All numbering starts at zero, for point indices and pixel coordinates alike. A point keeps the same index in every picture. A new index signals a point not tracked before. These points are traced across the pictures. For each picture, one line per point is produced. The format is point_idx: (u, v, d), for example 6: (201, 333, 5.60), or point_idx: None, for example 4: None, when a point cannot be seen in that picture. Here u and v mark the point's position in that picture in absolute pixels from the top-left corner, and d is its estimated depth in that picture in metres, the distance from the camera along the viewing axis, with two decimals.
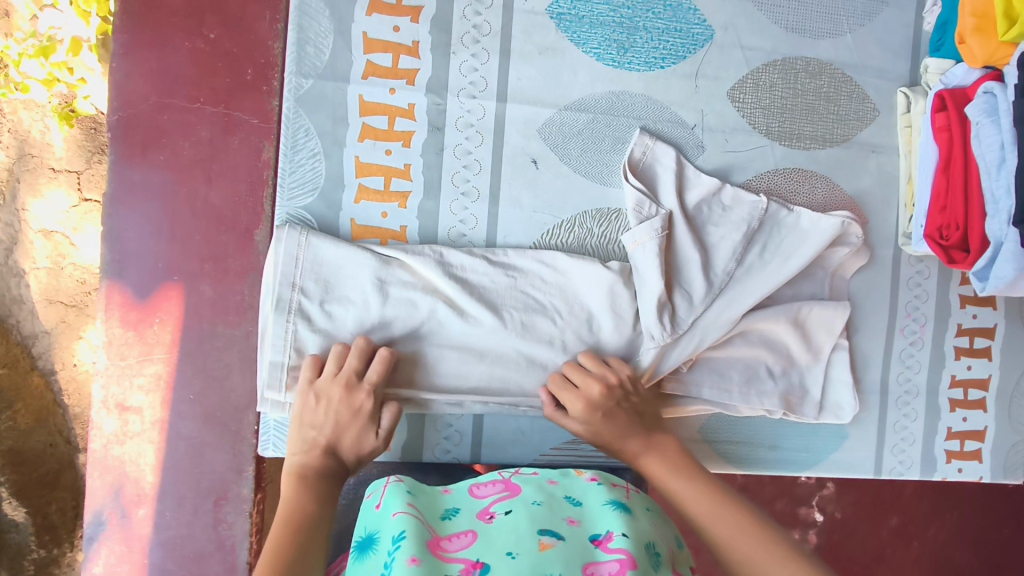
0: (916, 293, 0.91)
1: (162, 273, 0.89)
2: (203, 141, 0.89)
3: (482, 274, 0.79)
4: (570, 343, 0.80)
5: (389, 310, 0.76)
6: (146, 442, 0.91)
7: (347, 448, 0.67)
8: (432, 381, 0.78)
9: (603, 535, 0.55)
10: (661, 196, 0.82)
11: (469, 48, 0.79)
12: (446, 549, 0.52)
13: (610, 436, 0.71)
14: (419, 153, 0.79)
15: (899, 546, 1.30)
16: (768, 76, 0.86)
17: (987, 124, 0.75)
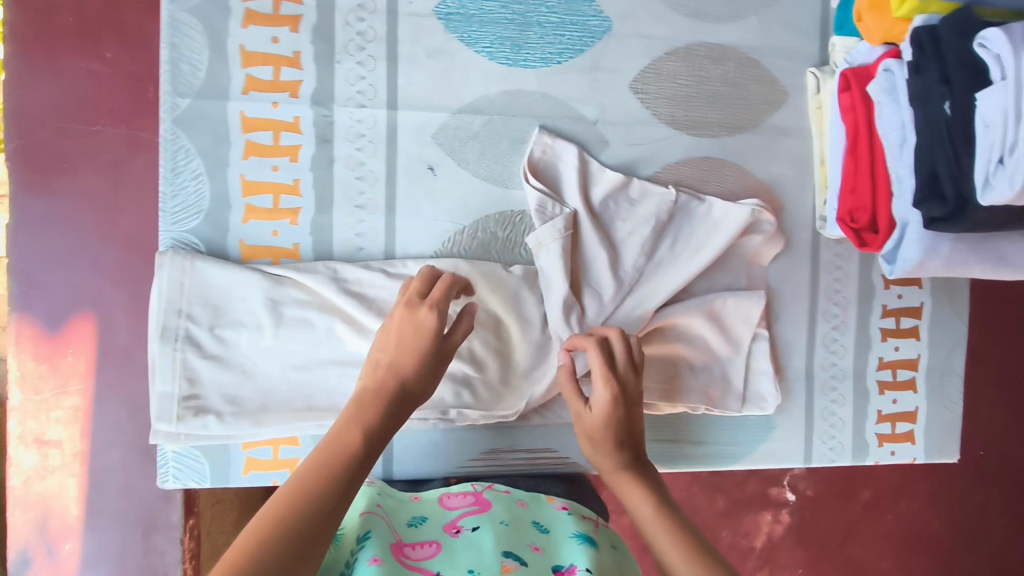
0: (837, 276, 0.89)
1: (74, 302, 0.82)
2: (107, 164, 0.82)
3: (379, 288, 0.76)
4: (477, 352, 0.78)
5: (283, 332, 0.75)
6: (71, 476, 0.81)
7: (427, 376, 0.62)
8: (336, 402, 0.76)
9: (566, 566, 0.59)
10: (565, 195, 0.80)
11: (354, 56, 0.76)
12: (408, 557, 0.59)
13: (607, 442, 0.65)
14: (308, 167, 0.76)
15: (872, 518, 1.31)
16: (671, 64, 0.84)
17: (888, 102, 0.73)
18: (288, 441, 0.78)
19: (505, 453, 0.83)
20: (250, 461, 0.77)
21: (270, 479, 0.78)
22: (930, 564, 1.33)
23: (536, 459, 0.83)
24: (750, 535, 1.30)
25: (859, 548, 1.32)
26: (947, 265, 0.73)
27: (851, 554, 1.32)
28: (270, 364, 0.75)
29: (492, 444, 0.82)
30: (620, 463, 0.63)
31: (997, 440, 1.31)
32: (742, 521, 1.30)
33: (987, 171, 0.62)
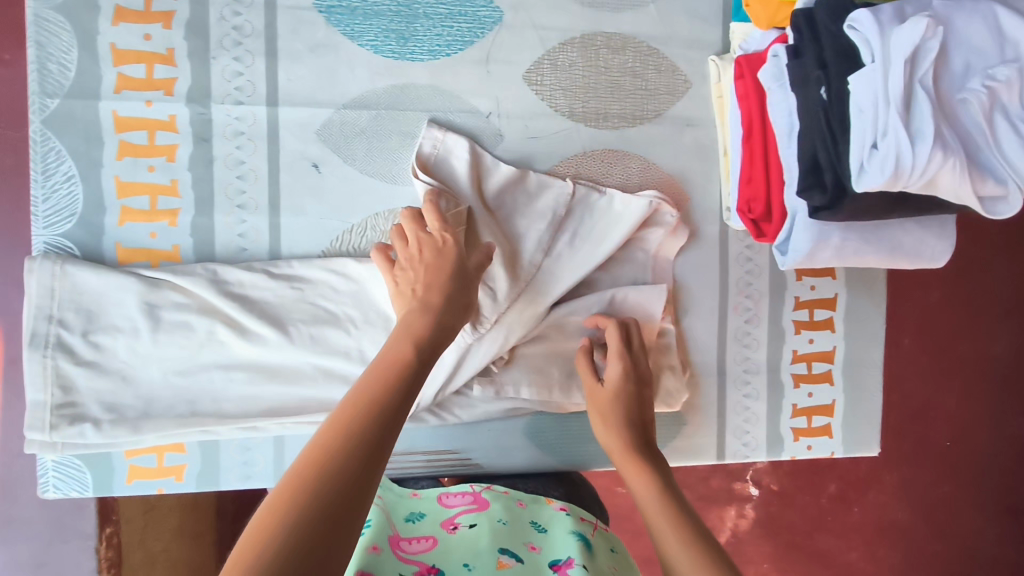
0: (748, 269, 0.87)
1: None
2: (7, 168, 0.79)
3: (263, 289, 0.75)
4: (367, 352, 0.77)
5: (162, 336, 0.73)
6: None
7: (463, 290, 0.66)
8: (221, 407, 0.75)
9: (562, 560, 0.62)
10: (461, 189, 0.77)
11: (230, 52, 0.74)
12: (404, 550, 0.63)
13: (616, 421, 0.73)
14: (186, 167, 0.74)
15: (839, 511, 1.31)
16: (567, 54, 0.81)
17: (775, 89, 0.70)
18: (173, 448, 0.77)
19: (401, 455, 0.83)
20: (133, 469, 0.76)
21: (154, 486, 0.77)
22: (896, 556, 1.31)
23: (435, 461, 0.83)
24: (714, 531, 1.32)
25: (826, 541, 1.32)
26: (839, 254, 0.72)
27: (819, 548, 1.32)
28: (151, 368, 0.74)
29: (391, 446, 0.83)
30: (632, 446, 0.70)
31: (963, 430, 1.28)
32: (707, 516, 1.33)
33: (861, 157, 0.60)
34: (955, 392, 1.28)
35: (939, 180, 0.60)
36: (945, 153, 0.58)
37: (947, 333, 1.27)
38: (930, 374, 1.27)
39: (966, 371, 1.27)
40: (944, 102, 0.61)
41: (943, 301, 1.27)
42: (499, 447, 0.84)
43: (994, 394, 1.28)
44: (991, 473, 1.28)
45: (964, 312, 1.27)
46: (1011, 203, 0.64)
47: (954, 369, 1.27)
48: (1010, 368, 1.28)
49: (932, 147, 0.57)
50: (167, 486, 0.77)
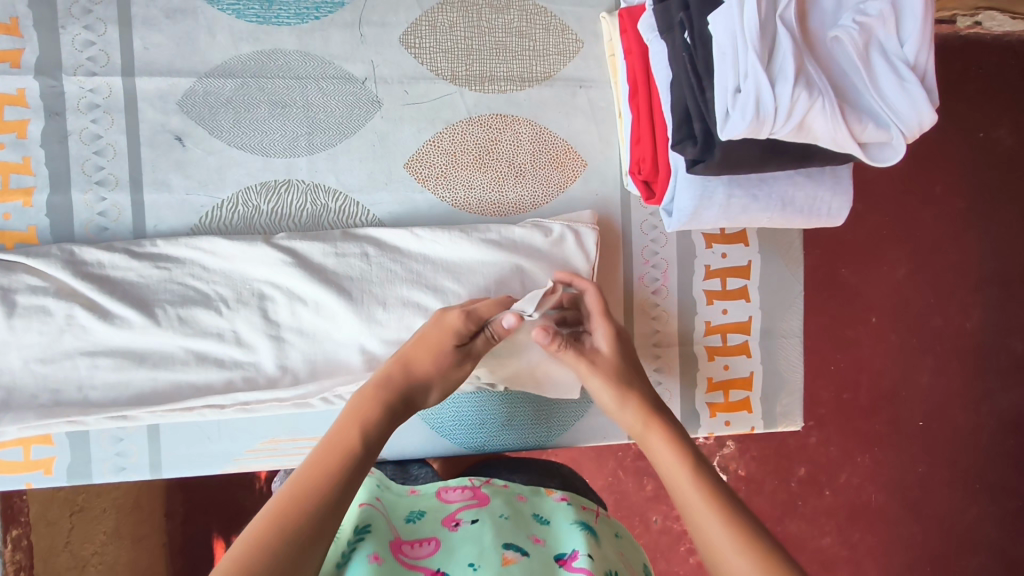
0: (654, 237, 0.83)
1: None
2: None
3: (125, 269, 0.70)
4: (243, 333, 0.71)
5: (17, 323, 0.66)
6: None
7: (428, 372, 0.63)
8: (86, 395, 0.69)
9: (569, 554, 0.52)
10: (540, 268, 0.75)
11: (80, 21, 0.71)
12: (408, 554, 0.53)
13: (617, 388, 0.65)
14: (39, 143, 0.70)
15: (810, 496, 1.26)
16: (446, 15, 0.77)
17: (654, 38, 0.66)
18: (40, 440, 0.72)
19: (287, 442, 0.76)
20: None
21: (21, 481, 0.72)
22: (871, 539, 1.25)
23: None
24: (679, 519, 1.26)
25: (797, 526, 1.27)
26: (724, 213, 0.68)
27: (790, 534, 1.26)
28: (10, 357, 0.67)
29: (272, 432, 0.75)
30: (650, 419, 0.61)
31: (935, 409, 1.23)
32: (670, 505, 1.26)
33: (725, 102, 0.56)
34: (926, 369, 1.22)
35: (808, 124, 0.56)
36: (809, 93, 0.54)
37: (916, 310, 1.22)
38: (898, 351, 1.22)
39: (936, 348, 1.22)
40: (813, 44, 0.58)
41: (907, 273, 1.21)
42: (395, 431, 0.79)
43: (967, 370, 1.22)
44: (956, 446, 1.23)
45: (931, 287, 1.22)
46: (896, 149, 0.59)
47: (921, 347, 1.22)
48: (985, 342, 1.23)
49: (794, 86, 0.53)
50: (36, 481, 0.72)
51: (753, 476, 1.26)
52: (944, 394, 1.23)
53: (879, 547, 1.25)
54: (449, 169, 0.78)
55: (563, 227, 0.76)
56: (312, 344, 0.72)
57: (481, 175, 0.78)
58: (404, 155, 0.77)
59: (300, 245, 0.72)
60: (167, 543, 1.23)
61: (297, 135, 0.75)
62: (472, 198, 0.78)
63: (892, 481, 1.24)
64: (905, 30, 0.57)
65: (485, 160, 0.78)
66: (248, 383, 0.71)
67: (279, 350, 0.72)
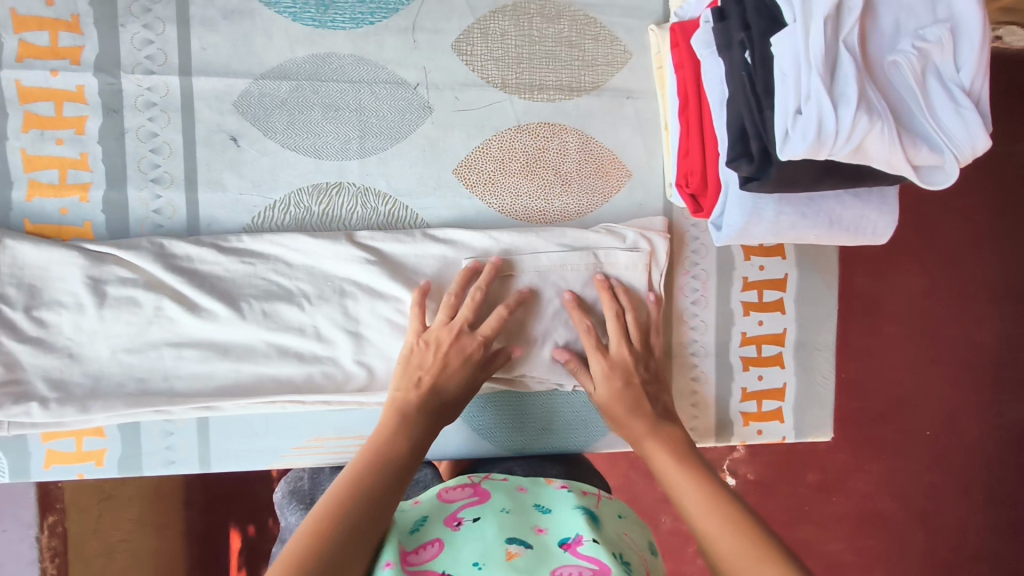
0: (693, 248, 0.84)
1: None
2: None
3: (212, 263, 0.72)
4: (323, 328, 0.75)
5: (107, 313, 0.70)
6: None
7: (454, 398, 0.69)
8: (170, 384, 0.71)
9: (572, 539, 0.55)
10: (619, 257, 0.78)
11: (139, 19, 0.71)
12: (416, 562, 0.54)
13: (614, 380, 0.73)
14: (96, 140, 0.71)
15: (818, 501, 1.27)
16: (498, 23, 0.78)
17: (708, 56, 0.67)
18: (92, 432, 0.73)
19: (331, 441, 0.77)
20: (49, 454, 0.72)
21: (74, 471, 0.73)
22: (876, 544, 1.27)
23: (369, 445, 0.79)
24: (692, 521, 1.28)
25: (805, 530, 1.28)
26: (773, 229, 0.68)
27: (797, 538, 1.28)
28: (98, 347, 0.70)
29: (320, 431, 0.77)
30: (630, 406, 0.72)
31: (950, 418, 1.24)
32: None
33: (785, 123, 0.57)
34: (941, 379, 1.24)
35: (866, 146, 0.56)
36: (870, 117, 0.55)
37: (933, 321, 1.23)
38: (917, 362, 1.23)
39: (953, 359, 1.24)
40: (871, 67, 0.58)
41: (932, 284, 1.23)
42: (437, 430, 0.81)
43: (984, 383, 1.24)
44: (966, 458, 1.24)
45: (953, 300, 1.23)
46: (949, 172, 0.60)
47: (936, 358, 1.23)
48: (1000, 356, 1.24)
49: (855, 111, 0.54)
50: (88, 472, 0.73)
51: (761, 480, 1.28)
52: (962, 407, 1.24)
53: (885, 553, 1.27)
54: (497, 176, 0.79)
55: (637, 234, 0.79)
56: (387, 343, 0.76)
57: (528, 183, 0.80)
58: (453, 161, 0.78)
59: (389, 242, 0.76)
60: (188, 530, 1.25)
61: (349, 139, 0.76)
62: (518, 205, 0.80)
63: (899, 490, 1.26)
64: (962, 54, 0.58)
65: (532, 168, 0.80)
66: (328, 378, 0.74)
67: (357, 346, 0.75)
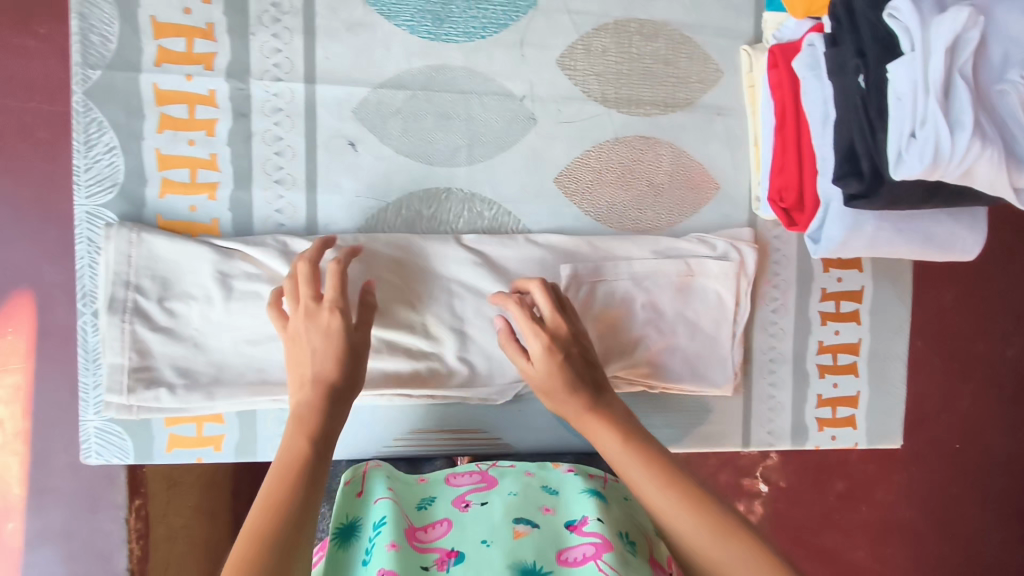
0: (776, 259, 0.88)
1: (9, 282, 0.96)
2: (43, 141, 0.97)
3: None
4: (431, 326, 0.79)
5: (234, 305, 0.74)
6: (10, 454, 0.95)
7: (353, 373, 0.61)
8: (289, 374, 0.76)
9: (579, 520, 0.53)
10: (709, 265, 0.83)
11: (269, 28, 0.75)
12: (423, 539, 0.53)
13: (554, 362, 0.62)
14: (225, 142, 0.75)
15: (847, 509, 1.29)
16: (600, 40, 0.82)
17: (811, 78, 0.71)
18: (211, 418, 0.77)
19: (431, 433, 0.84)
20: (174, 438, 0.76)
21: (194, 454, 0.77)
22: (901, 554, 1.30)
23: (466, 438, 0.84)
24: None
25: (832, 538, 1.30)
26: (872, 244, 0.72)
27: (825, 546, 1.29)
28: (222, 338, 0.74)
29: (421, 423, 0.83)
30: (559, 386, 0.61)
31: (973, 433, 1.27)
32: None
33: (899, 144, 0.60)
34: (967, 395, 1.27)
35: (974, 171, 0.60)
36: (982, 144, 0.58)
37: (959, 335, 1.26)
38: (944, 376, 1.26)
39: (977, 374, 1.27)
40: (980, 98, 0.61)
41: (956, 301, 1.26)
42: (528, 427, 0.84)
43: (1006, 398, 1.28)
44: (994, 473, 1.28)
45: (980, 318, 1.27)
46: None
47: (964, 372, 1.26)
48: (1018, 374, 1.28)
49: (971, 138, 0.57)
50: (206, 456, 0.77)
51: (792, 488, 1.29)
52: (994, 421, 1.28)
53: (909, 562, 1.30)
54: (594, 186, 0.83)
55: (727, 244, 0.83)
56: (489, 341, 0.80)
57: (623, 193, 0.84)
58: (554, 170, 0.82)
59: (494, 246, 0.80)
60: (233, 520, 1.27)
61: (457, 146, 0.80)
62: (613, 214, 0.84)
63: (927, 502, 1.29)
64: None
65: (628, 179, 0.84)
66: (433, 372, 0.79)
67: (462, 343, 0.80)
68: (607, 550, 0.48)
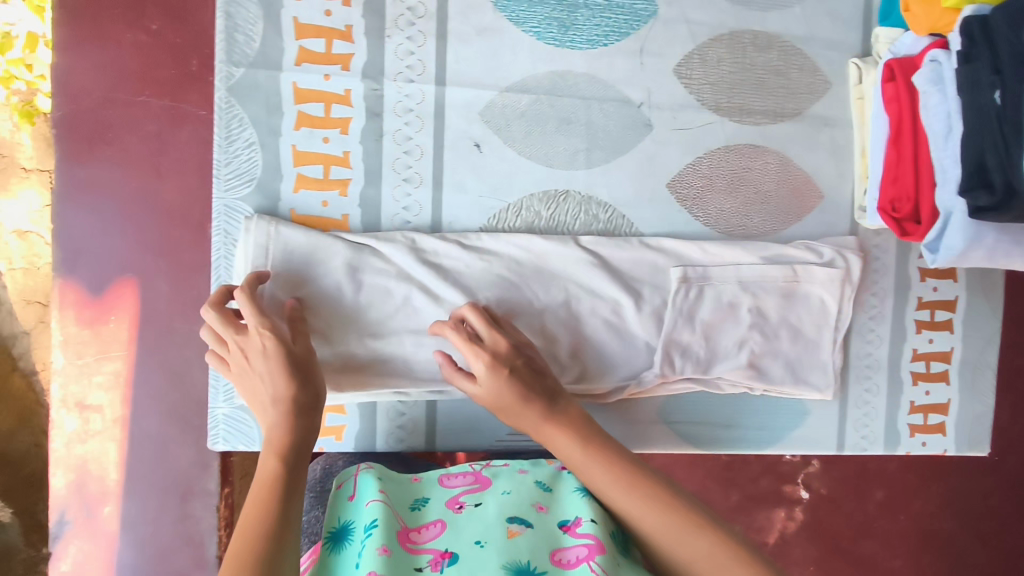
0: (875, 267, 0.90)
1: (117, 270, 0.97)
2: (150, 135, 0.96)
3: (455, 259, 0.79)
4: (548, 324, 0.81)
5: (364, 298, 0.77)
6: (109, 440, 0.99)
7: (309, 386, 0.65)
8: (413, 368, 0.78)
9: (572, 521, 0.58)
10: (816, 270, 0.85)
11: (404, 31, 0.77)
12: (417, 540, 0.56)
13: (501, 380, 0.66)
14: (358, 140, 0.77)
15: (885, 518, 1.24)
16: (715, 50, 0.84)
17: (934, 92, 0.73)
18: (334, 408, 0.81)
19: None
20: None
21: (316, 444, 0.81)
22: (939, 564, 1.26)
23: None
24: (763, 531, 1.21)
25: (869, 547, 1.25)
26: (991, 255, 0.74)
27: (862, 554, 1.24)
28: (349, 334, 0.76)
29: None
30: (516, 399, 0.65)
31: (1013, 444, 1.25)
32: (755, 517, 1.21)
33: None
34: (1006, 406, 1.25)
35: None
36: None
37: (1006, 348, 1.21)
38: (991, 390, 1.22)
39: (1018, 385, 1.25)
40: None
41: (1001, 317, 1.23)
42: (636, 424, 0.88)
43: None
44: None
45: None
46: None
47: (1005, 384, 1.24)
48: None
49: None
50: (328, 446, 0.81)
51: (833, 496, 1.22)
52: None
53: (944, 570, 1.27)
54: (704, 192, 0.85)
55: (834, 252, 0.85)
56: (602, 339, 0.83)
57: (731, 200, 0.86)
58: (667, 176, 0.84)
59: (609, 247, 0.82)
60: None
61: (576, 150, 0.82)
62: (720, 219, 0.86)
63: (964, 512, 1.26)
64: None
65: (737, 186, 0.86)
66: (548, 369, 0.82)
67: (575, 341, 0.82)
68: (598, 552, 0.53)
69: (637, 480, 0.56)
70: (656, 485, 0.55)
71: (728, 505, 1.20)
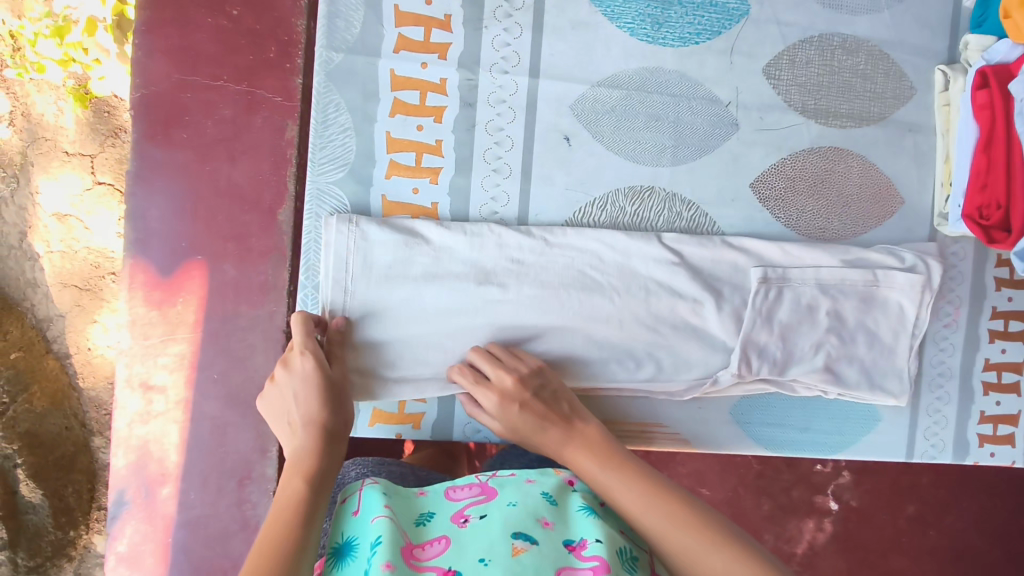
0: (951, 275, 0.90)
1: (184, 252, 0.92)
2: (227, 120, 0.90)
3: (538, 253, 0.78)
4: (627, 322, 0.79)
5: (444, 291, 0.75)
6: (170, 422, 0.94)
7: (339, 411, 0.63)
8: None
9: (578, 541, 0.51)
10: (897, 275, 0.83)
11: (501, 22, 0.78)
12: (420, 557, 0.49)
13: (512, 415, 0.67)
14: (451, 129, 0.78)
15: (915, 534, 1.21)
16: (804, 52, 0.84)
17: None
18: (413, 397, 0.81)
19: (615, 424, 0.85)
20: (379, 413, 0.80)
21: (394, 431, 0.81)
22: None
23: (648, 432, 0.86)
24: (791, 542, 1.20)
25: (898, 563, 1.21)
26: None
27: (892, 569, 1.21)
28: (430, 327, 0.75)
29: (604, 416, 0.85)
30: (530, 429, 0.66)
31: None
32: (785, 527, 1.20)
33: None
34: None
35: None
36: None
37: None
38: None
39: None
40: None
41: None
42: (706, 422, 0.87)
43: None
44: None
45: None
46: None
47: None
48: None
49: None
50: (405, 433, 0.81)
51: (863, 508, 1.20)
52: None
53: None
54: (785, 194, 0.85)
55: (916, 257, 0.84)
56: (681, 341, 0.81)
57: (813, 202, 0.85)
58: (751, 175, 0.84)
59: (691, 247, 0.81)
60: None
61: (664, 147, 0.82)
62: (802, 221, 0.85)
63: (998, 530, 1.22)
64: None
65: (817, 189, 0.85)
66: (625, 367, 0.80)
67: (655, 341, 0.80)
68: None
69: (661, 493, 0.54)
70: (680, 499, 0.53)
71: (768, 509, 1.19)
